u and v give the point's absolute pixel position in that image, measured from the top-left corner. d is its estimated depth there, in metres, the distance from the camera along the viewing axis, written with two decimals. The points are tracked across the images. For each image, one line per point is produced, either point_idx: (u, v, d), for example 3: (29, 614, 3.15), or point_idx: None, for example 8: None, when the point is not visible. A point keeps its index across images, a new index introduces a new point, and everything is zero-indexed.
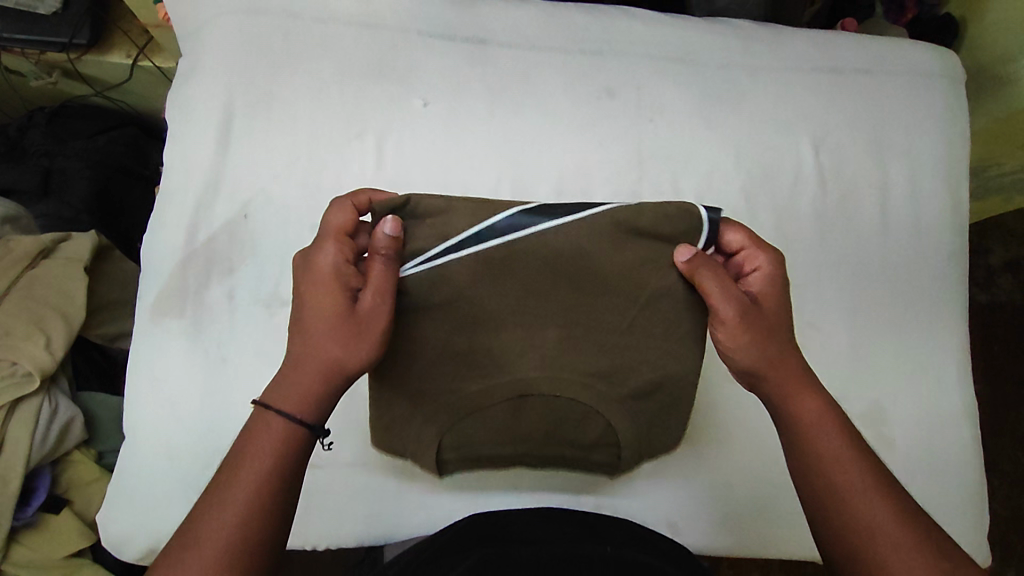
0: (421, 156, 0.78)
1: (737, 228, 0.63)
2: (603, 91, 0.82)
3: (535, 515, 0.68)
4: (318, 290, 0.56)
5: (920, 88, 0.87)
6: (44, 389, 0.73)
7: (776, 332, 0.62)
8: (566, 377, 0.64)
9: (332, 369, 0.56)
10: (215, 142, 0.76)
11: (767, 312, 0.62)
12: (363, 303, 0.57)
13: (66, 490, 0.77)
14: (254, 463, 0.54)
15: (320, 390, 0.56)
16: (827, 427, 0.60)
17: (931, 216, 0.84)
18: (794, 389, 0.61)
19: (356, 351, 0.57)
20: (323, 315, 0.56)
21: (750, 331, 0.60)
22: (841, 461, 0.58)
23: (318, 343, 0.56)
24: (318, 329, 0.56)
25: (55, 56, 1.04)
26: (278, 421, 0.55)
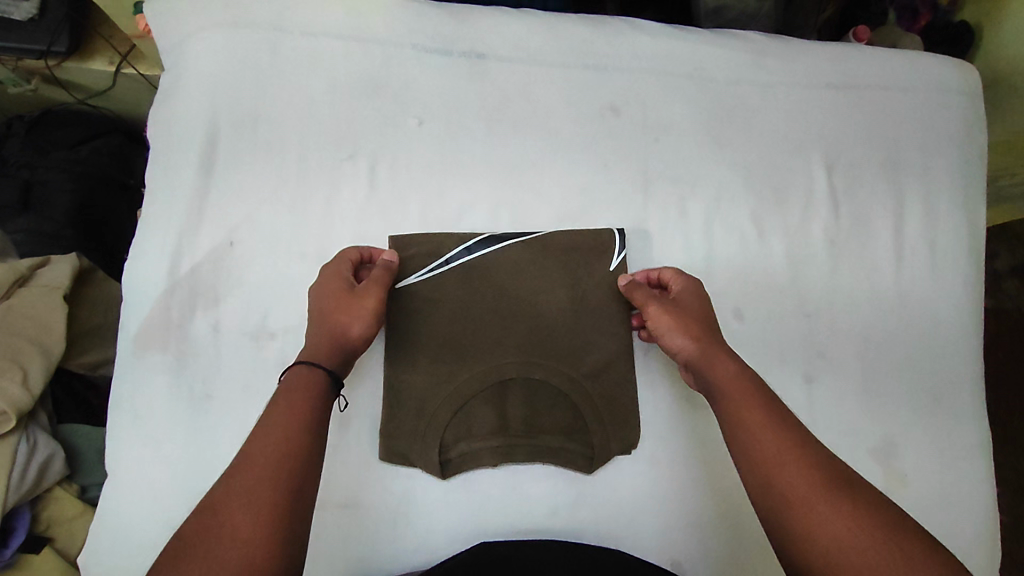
0: (416, 179, 0.75)
1: (665, 266, 0.72)
2: (607, 108, 0.78)
3: (530, 546, 0.66)
4: (324, 282, 0.65)
5: (938, 104, 0.83)
6: (22, 427, 0.70)
7: (709, 329, 0.65)
8: (537, 362, 0.70)
9: (337, 336, 0.62)
10: (199, 166, 0.72)
11: (696, 307, 0.67)
12: (363, 287, 0.65)
13: (46, 528, 0.74)
14: (256, 475, 0.50)
15: (330, 352, 0.61)
16: (770, 438, 0.56)
17: (947, 238, 0.81)
18: (737, 398, 0.59)
19: (359, 318, 0.64)
20: (328, 295, 0.64)
21: (670, 318, 0.66)
22: (785, 467, 0.54)
23: (326, 315, 0.63)
24: (324, 307, 0.64)
25: (33, 63, 1.00)
26: (303, 380, 0.58)
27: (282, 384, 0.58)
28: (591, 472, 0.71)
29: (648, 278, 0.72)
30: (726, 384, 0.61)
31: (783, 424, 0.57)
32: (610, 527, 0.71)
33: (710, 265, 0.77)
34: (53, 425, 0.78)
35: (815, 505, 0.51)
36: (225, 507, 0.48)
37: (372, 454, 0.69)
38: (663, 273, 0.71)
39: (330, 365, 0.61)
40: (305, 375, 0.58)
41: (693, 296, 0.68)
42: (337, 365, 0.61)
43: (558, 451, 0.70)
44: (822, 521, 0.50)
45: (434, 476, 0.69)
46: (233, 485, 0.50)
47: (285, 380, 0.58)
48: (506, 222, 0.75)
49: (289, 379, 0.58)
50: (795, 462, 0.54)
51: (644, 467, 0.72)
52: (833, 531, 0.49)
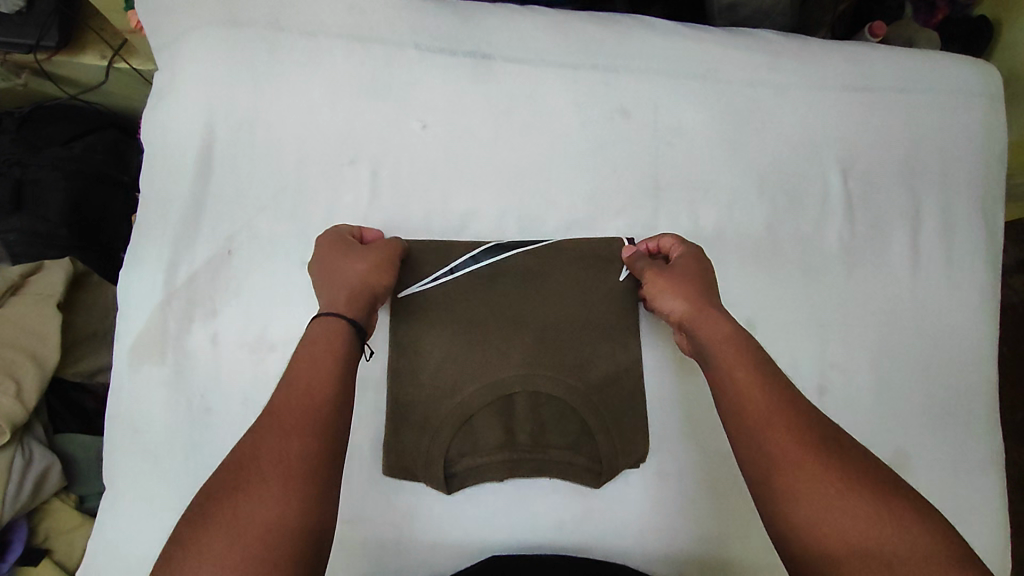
0: (420, 185, 0.72)
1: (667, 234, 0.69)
2: (617, 111, 0.76)
3: (536, 560, 0.65)
4: (333, 244, 0.63)
5: (958, 107, 0.81)
6: (16, 440, 0.69)
7: (707, 291, 0.62)
8: (543, 374, 0.68)
9: (359, 286, 0.60)
10: (195, 171, 0.69)
11: (697, 269, 0.64)
12: (377, 246, 0.65)
13: (44, 540, 0.73)
14: (288, 438, 0.47)
15: (355, 301, 0.59)
16: (757, 396, 0.52)
17: (963, 247, 0.79)
18: (727, 357, 0.56)
19: (379, 269, 0.62)
20: (343, 254, 0.62)
21: (665, 281, 0.63)
22: (774, 427, 0.50)
23: (343, 270, 0.61)
24: (339, 264, 0.61)
25: (21, 57, 0.96)
26: (325, 329, 0.55)
27: (307, 338, 0.55)
28: (598, 486, 0.69)
29: (649, 249, 0.69)
30: (715, 342, 0.57)
31: (774, 381, 0.53)
32: (618, 541, 0.70)
33: (721, 273, 0.74)
34: (49, 435, 0.76)
35: (802, 467, 0.48)
36: (255, 467, 0.46)
37: (376, 468, 0.68)
38: (663, 242, 0.69)
39: (355, 313, 0.58)
40: (332, 324, 0.56)
41: (695, 258, 0.65)
42: (362, 314, 0.59)
43: (565, 465, 0.68)
44: (806, 484, 0.47)
45: (439, 490, 0.68)
46: (260, 448, 0.47)
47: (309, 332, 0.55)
48: (512, 230, 0.73)
49: (314, 330, 0.55)
50: (786, 424, 0.50)
51: (653, 481, 0.71)
52: (821, 493, 0.47)
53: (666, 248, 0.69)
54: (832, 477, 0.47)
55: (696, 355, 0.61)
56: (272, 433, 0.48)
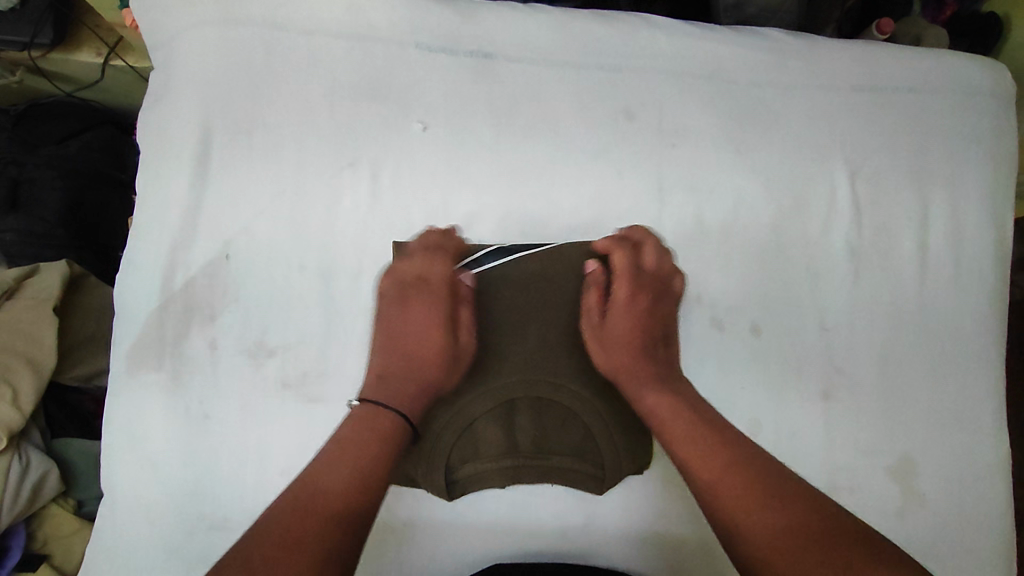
0: (420, 187, 0.71)
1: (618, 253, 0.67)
2: (621, 112, 0.75)
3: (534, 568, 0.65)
4: (423, 309, 0.64)
5: (967, 107, 0.79)
6: (14, 446, 0.68)
7: (635, 339, 0.65)
8: (544, 379, 0.66)
9: (423, 383, 0.62)
10: (192, 174, 0.68)
11: (634, 312, 0.66)
12: (460, 335, 0.65)
13: (42, 545, 0.72)
14: (328, 517, 0.49)
15: (414, 397, 0.61)
16: (676, 423, 0.59)
17: (972, 249, 0.78)
18: (661, 408, 0.60)
19: (448, 370, 0.63)
20: (424, 332, 0.64)
21: (597, 337, 0.66)
22: (688, 447, 0.57)
23: (417, 354, 0.63)
24: (415, 347, 0.63)
25: (15, 54, 0.95)
26: (383, 417, 0.58)
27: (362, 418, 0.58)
28: (602, 492, 0.68)
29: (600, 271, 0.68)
30: (650, 406, 0.61)
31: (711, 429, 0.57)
32: (619, 548, 0.69)
33: (725, 277, 0.74)
34: (46, 440, 0.75)
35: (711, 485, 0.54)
36: (300, 529, 0.48)
37: None
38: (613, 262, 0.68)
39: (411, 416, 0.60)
40: (389, 420, 0.58)
41: (630, 300, 0.66)
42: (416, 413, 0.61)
43: (569, 473, 0.67)
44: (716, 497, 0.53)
45: (441, 496, 0.66)
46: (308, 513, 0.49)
47: (365, 419, 0.58)
48: (515, 234, 0.72)
49: (370, 422, 0.57)
50: (697, 441, 0.56)
51: (656, 486, 0.70)
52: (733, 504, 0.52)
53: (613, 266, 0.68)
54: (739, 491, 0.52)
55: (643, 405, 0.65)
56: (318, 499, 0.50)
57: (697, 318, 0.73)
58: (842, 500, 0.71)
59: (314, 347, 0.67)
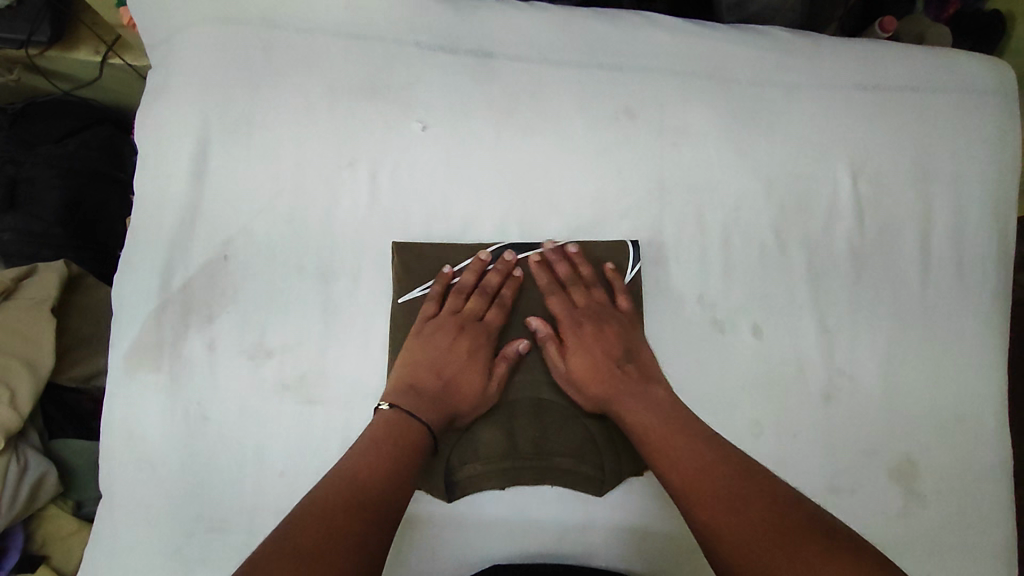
0: (420, 187, 0.71)
1: (553, 296, 0.69)
2: (622, 111, 0.74)
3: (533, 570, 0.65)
4: (470, 345, 0.66)
5: (971, 106, 0.79)
6: (12, 447, 0.67)
7: (598, 372, 0.66)
8: (545, 381, 0.68)
9: (447, 413, 0.64)
10: (190, 174, 0.68)
11: (590, 345, 0.67)
12: (493, 382, 0.66)
13: (41, 546, 0.72)
14: (356, 523, 0.51)
15: (438, 417, 0.63)
16: (657, 438, 0.60)
17: (975, 249, 0.77)
18: (642, 427, 0.61)
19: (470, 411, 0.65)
20: (464, 369, 0.65)
21: (568, 380, 0.66)
22: (670, 462, 0.58)
23: (454, 386, 0.64)
24: (453, 378, 0.65)
25: (12, 52, 0.94)
26: (406, 429, 0.60)
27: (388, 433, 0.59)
28: (601, 494, 0.68)
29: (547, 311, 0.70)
30: (639, 433, 0.61)
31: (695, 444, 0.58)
32: (616, 551, 0.68)
33: (726, 277, 0.73)
34: (44, 441, 0.75)
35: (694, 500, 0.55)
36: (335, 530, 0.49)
37: None
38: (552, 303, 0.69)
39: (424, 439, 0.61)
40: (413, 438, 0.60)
41: (582, 337, 0.67)
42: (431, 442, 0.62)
43: (570, 474, 0.67)
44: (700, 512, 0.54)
45: (440, 497, 0.66)
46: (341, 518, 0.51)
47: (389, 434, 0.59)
48: (515, 235, 0.71)
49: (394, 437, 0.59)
50: (678, 456, 0.58)
51: (655, 488, 0.69)
52: (720, 518, 0.53)
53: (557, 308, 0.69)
54: (722, 502, 0.53)
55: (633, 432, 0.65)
56: (349, 506, 0.52)
57: (698, 319, 0.72)
58: (843, 501, 0.71)
59: (312, 347, 0.67)
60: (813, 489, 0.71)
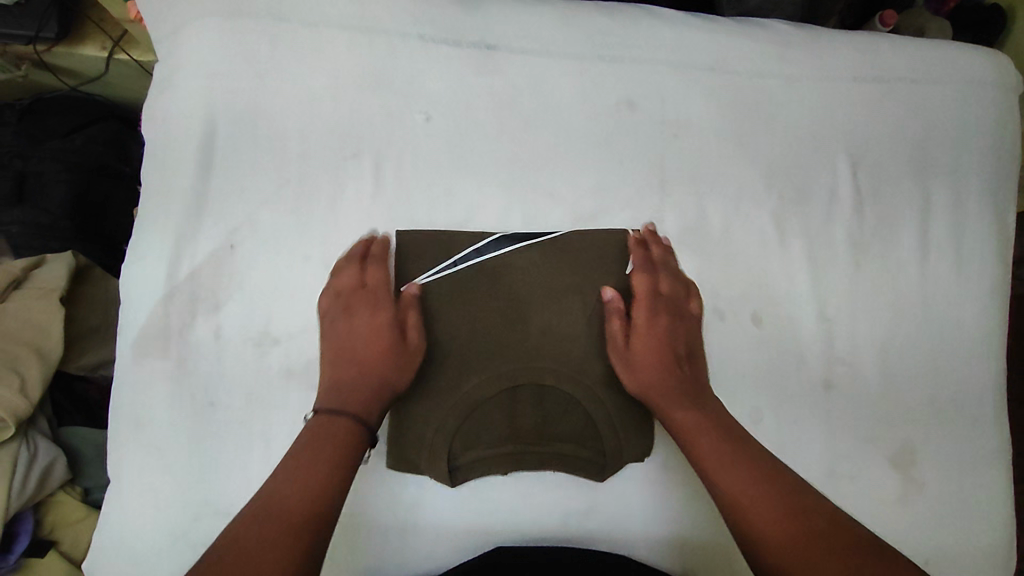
0: (423, 177, 0.71)
1: (639, 275, 0.69)
2: (623, 104, 0.75)
3: (534, 552, 0.66)
4: (366, 321, 0.65)
5: (969, 98, 0.79)
6: (21, 434, 0.68)
7: (660, 360, 0.66)
8: (548, 368, 0.68)
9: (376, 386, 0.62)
10: (197, 164, 0.69)
11: (656, 331, 0.67)
12: (406, 341, 0.64)
13: (49, 532, 0.73)
14: (289, 509, 0.53)
15: (367, 400, 0.62)
16: (705, 435, 0.61)
17: (974, 239, 0.78)
18: (694, 425, 0.62)
19: (399, 370, 0.63)
20: (368, 338, 0.64)
21: (627, 356, 0.66)
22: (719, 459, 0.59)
23: (365, 360, 0.63)
24: (364, 354, 0.63)
25: (20, 48, 0.96)
26: (331, 427, 0.58)
27: (313, 440, 0.57)
28: (602, 479, 0.69)
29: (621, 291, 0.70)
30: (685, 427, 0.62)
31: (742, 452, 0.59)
32: (616, 534, 0.70)
33: (726, 267, 0.74)
34: (53, 428, 0.76)
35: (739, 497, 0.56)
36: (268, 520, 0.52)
37: (378, 461, 0.68)
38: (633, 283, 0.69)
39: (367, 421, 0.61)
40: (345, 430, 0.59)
41: (653, 322, 0.68)
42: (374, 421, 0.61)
43: (571, 459, 0.68)
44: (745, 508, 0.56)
45: (443, 482, 0.67)
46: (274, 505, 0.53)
47: (317, 438, 0.58)
48: (517, 225, 0.72)
49: (324, 437, 0.58)
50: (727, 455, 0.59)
51: (656, 474, 0.71)
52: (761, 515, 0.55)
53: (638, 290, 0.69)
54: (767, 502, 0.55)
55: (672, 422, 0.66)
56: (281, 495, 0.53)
57: None
58: (841, 488, 0.72)
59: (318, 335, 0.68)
60: (811, 476, 0.72)
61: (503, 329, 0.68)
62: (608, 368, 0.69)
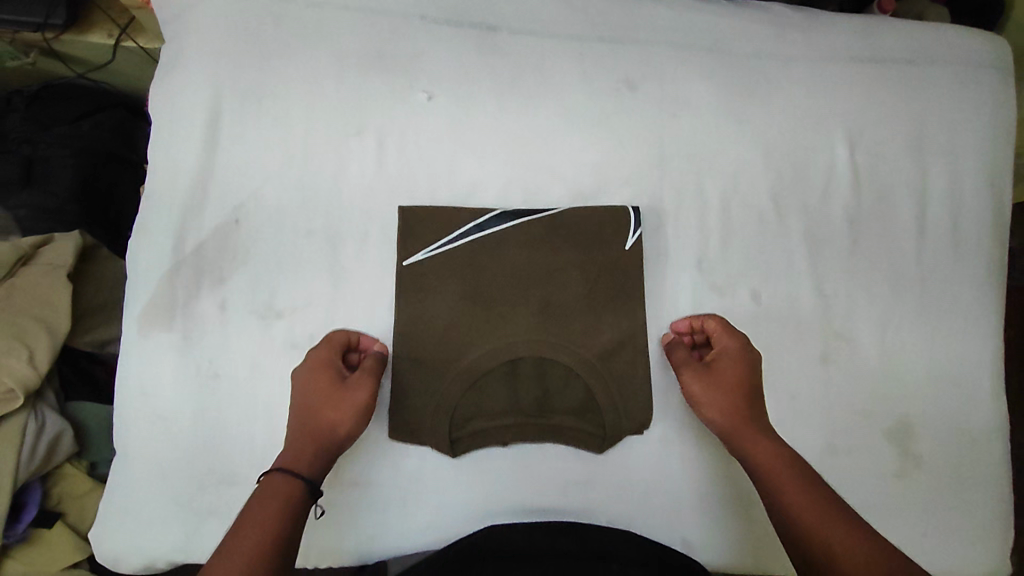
0: (425, 155, 0.72)
1: (711, 317, 0.71)
2: (623, 83, 0.76)
3: (533, 528, 0.66)
4: (319, 376, 0.64)
5: (967, 78, 0.79)
6: (30, 405, 0.70)
7: (738, 393, 0.66)
8: (547, 341, 0.69)
9: (322, 433, 0.63)
10: (202, 141, 0.70)
11: (732, 366, 0.67)
12: (354, 396, 0.64)
13: (57, 503, 0.75)
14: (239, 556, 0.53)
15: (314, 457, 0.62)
16: (788, 473, 0.61)
17: (972, 217, 0.78)
18: (772, 463, 0.62)
19: (344, 418, 0.63)
20: (316, 389, 0.64)
21: (709, 387, 0.67)
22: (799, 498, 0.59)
23: (313, 410, 0.63)
24: (313, 404, 0.63)
25: (30, 36, 0.97)
26: (279, 486, 0.58)
27: (257, 491, 0.58)
28: (602, 451, 0.70)
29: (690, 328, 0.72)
30: (768, 463, 0.62)
31: (824, 493, 0.59)
32: (614, 508, 0.70)
33: (725, 244, 0.75)
34: (60, 402, 0.77)
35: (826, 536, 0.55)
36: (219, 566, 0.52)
37: (380, 433, 0.69)
38: (705, 323, 0.72)
39: (310, 472, 0.60)
40: (283, 484, 0.59)
41: (728, 359, 0.68)
42: (318, 472, 0.61)
43: (570, 430, 0.70)
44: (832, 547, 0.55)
45: (445, 453, 0.69)
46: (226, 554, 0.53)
47: (261, 489, 0.59)
48: (518, 201, 0.73)
49: (266, 489, 0.58)
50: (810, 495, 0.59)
51: (656, 447, 0.71)
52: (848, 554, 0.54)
53: (709, 331, 0.71)
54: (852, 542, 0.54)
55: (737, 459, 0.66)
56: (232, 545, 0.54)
57: (698, 285, 0.74)
58: (837, 461, 0.73)
59: (320, 309, 0.69)
60: (808, 449, 0.73)
61: (502, 303, 0.70)
62: (606, 342, 0.70)
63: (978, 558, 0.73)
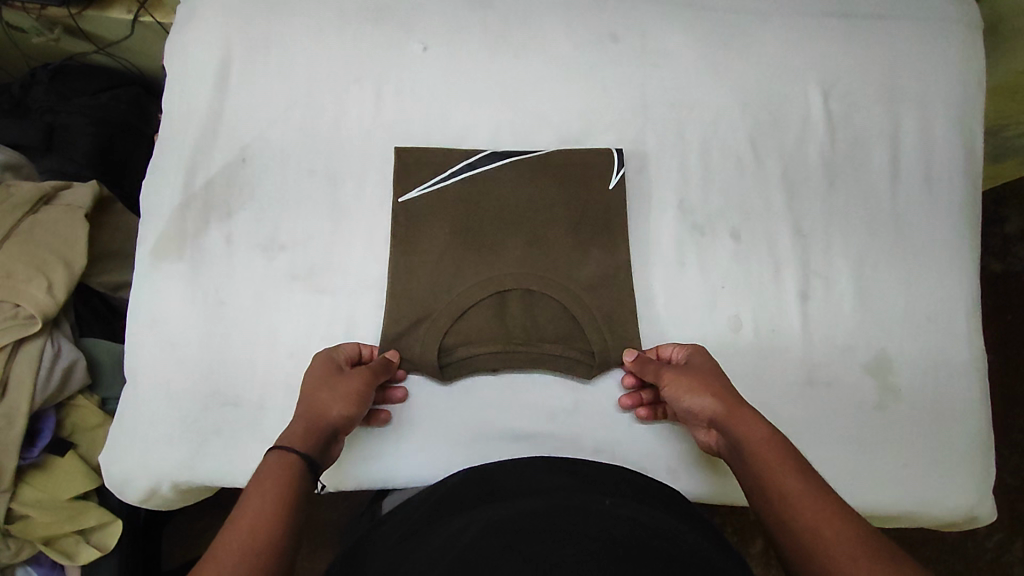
0: (420, 101, 0.77)
1: (673, 344, 0.72)
2: (608, 35, 0.80)
3: (518, 462, 0.63)
4: (314, 372, 0.64)
5: (936, 33, 0.83)
6: (48, 331, 0.75)
7: (725, 387, 0.64)
8: (535, 272, 0.73)
9: (318, 416, 0.61)
10: (213, 86, 0.75)
11: (706, 369, 0.66)
12: (351, 380, 0.64)
13: (70, 433, 0.80)
14: (248, 524, 0.49)
15: (313, 435, 0.59)
16: (779, 461, 0.56)
17: (944, 164, 0.81)
18: (762, 452, 0.57)
19: (344, 401, 0.62)
20: (312, 378, 0.64)
21: (688, 381, 0.65)
22: (788, 482, 0.54)
23: (310, 394, 0.62)
24: (310, 391, 0.62)
25: (56, 11, 1.04)
26: (277, 461, 0.55)
27: (259, 467, 0.55)
28: (590, 379, 0.73)
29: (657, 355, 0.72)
30: (757, 444, 0.58)
31: (811, 477, 0.55)
32: (603, 437, 0.72)
33: (706, 187, 0.78)
34: (76, 336, 0.82)
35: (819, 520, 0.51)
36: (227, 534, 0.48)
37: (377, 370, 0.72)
38: (666, 350, 0.72)
39: (305, 446, 0.58)
40: (285, 457, 0.55)
41: (700, 364, 0.67)
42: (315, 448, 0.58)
43: (556, 359, 0.73)
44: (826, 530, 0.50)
45: (436, 379, 0.72)
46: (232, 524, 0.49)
47: (261, 466, 0.55)
48: (507, 145, 0.77)
49: (264, 465, 0.55)
50: (798, 479, 0.55)
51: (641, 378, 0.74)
52: (845, 537, 0.49)
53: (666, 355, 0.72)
54: (847, 528, 0.50)
55: (732, 455, 0.61)
56: (239, 511, 0.50)
57: (679, 224, 0.77)
58: (820, 394, 0.75)
59: (321, 243, 0.73)
60: (790, 381, 0.75)
61: (494, 237, 0.73)
62: (591, 276, 0.74)
63: (963, 490, 0.75)
